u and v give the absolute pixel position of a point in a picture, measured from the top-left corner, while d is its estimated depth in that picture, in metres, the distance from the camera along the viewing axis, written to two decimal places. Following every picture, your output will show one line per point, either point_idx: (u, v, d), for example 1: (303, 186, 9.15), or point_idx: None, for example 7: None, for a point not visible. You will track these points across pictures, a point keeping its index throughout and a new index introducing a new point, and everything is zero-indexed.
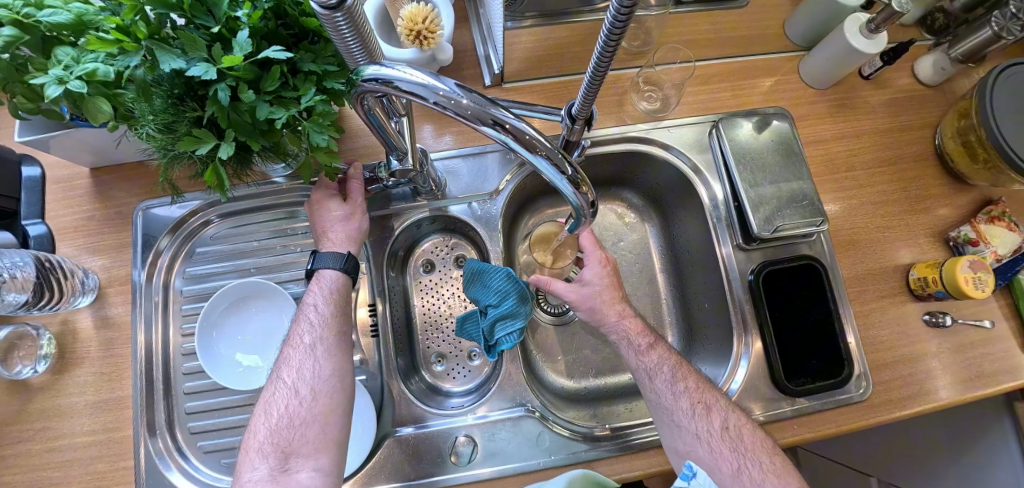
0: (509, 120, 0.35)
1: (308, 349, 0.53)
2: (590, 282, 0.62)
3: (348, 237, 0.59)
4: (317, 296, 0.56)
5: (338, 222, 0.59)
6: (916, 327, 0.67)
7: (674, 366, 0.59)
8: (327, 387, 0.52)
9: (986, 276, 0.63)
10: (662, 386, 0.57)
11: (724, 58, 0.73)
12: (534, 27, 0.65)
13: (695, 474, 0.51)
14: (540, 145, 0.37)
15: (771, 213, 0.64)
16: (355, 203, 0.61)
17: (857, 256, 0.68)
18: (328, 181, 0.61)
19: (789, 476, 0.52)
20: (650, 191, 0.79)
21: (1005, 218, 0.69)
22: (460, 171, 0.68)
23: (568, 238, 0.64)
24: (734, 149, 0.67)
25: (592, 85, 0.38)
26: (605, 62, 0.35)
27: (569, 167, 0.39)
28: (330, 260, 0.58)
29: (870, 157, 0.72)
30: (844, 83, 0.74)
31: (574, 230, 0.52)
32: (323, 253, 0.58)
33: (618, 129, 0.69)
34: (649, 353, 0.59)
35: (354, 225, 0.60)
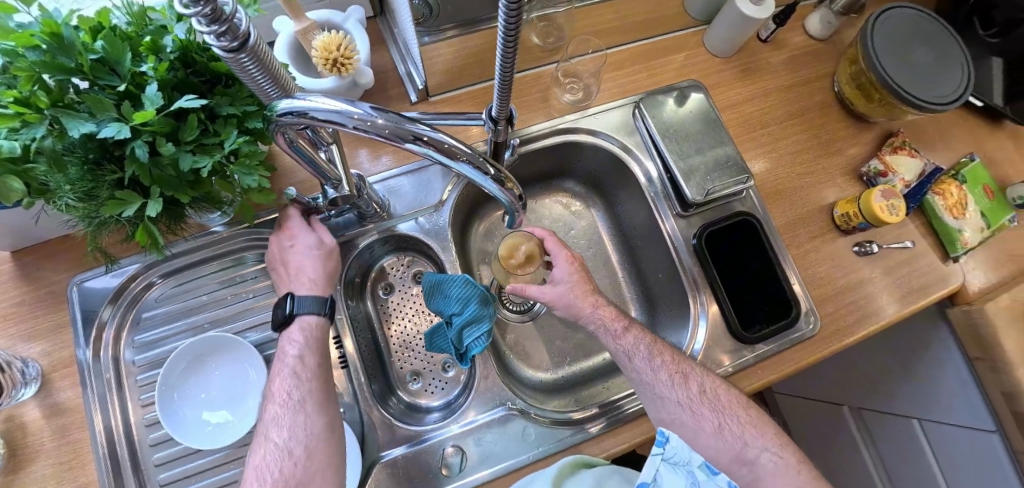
0: (425, 132, 0.36)
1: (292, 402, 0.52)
2: (562, 279, 0.64)
3: (319, 280, 0.59)
4: (298, 346, 0.55)
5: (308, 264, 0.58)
6: (849, 259, 0.72)
7: (648, 345, 0.61)
8: (320, 442, 0.51)
9: (898, 202, 0.69)
10: (641, 364, 0.59)
11: (633, 42, 0.76)
12: (452, 39, 0.70)
13: (667, 439, 0.56)
14: (461, 152, 0.38)
15: (703, 179, 0.68)
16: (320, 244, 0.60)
17: (786, 204, 0.73)
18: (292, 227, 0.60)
19: (764, 426, 0.57)
20: (589, 178, 0.82)
21: (906, 147, 0.77)
22: (402, 188, 0.69)
23: (529, 238, 0.66)
24: (658, 126, 0.71)
25: (506, 87, 0.39)
26: (510, 65, 0.36)
27: (491, 167, 0.41)
28: (309, 305, 0.57)
29: (781, 113, 0.78)
30: (745, 50, 0.80)
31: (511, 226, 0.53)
32: (302, 297, 0.56)
33: (547, 124, 0.71)
34: (624, 336, 0.62)
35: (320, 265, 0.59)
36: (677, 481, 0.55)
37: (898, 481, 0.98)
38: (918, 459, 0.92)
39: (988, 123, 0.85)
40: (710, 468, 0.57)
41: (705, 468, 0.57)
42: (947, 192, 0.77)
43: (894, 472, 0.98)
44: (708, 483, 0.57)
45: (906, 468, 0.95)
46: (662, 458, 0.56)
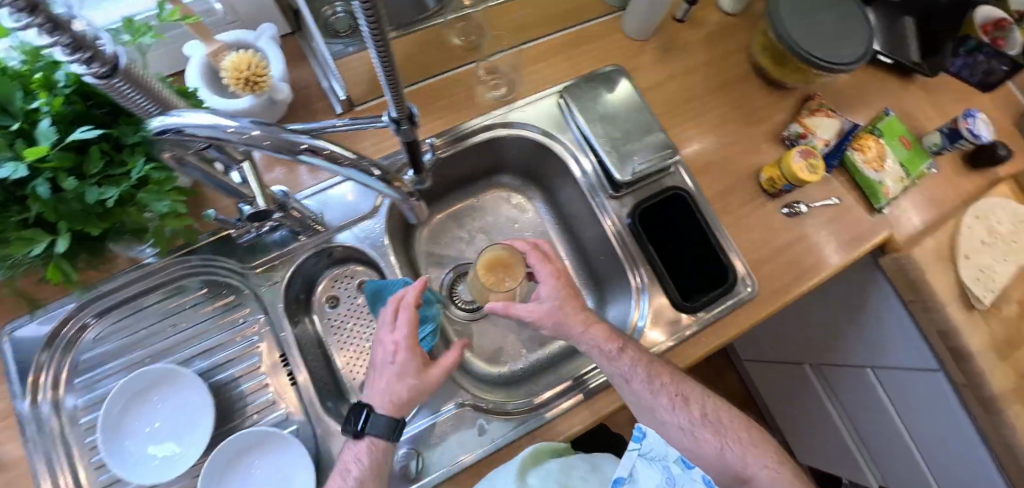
0: (307, 141, 0.37)
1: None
2: (548, 297, 0.64)
3: (395, 390, 0.55)
4: (357, 468, 0.52)
5: (388, 378, 0.55)
6: (780, 220, 0.75)
7: (648, 366, 0.61)
8: None
9: (817, 160, 0.71)
10: (640, 387, 0.59)
11: (552, 34, 0.78)
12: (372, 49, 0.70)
13: (643, 435, 0.64)
14: (344, 158, 0.41)
15: (630, 160, 0.70)
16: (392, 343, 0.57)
17: (716, 174, 0.76)
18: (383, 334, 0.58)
19: (764, 447, 0.62)
20: (526, 171, 0.83)
21: (823, 109, 0.80)
22: (334, 200, 0.68)
23: (514, 257, 0.67)
24: (582, 113, 0.73)
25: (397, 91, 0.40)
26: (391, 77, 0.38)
27: (376, 169, 0.46)
28: (380, 427, 0.54)
29: (703, 88, 0.80)
30: (663, 30, 0.82)
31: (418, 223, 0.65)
32: (374, 417, 0.54)
33: (476, 122, 0.72)
34: (620, 357, 0.60)
35: (397, 365, 0.56)
36: (653, 474, 0.63)
37: (863, 427, 1.03)
38: (877, 405, 0.97)
39: (899, 78, 0.89)
40: (684, 462, 0.65)
41: (680, 462, 0.65)
42: (865, 147, 0.80)
43: (858, 420, 1.04)
44: (683, 476, 0.64)
45: (869, 414, 1.00)
46: (639, 453, 0.64)
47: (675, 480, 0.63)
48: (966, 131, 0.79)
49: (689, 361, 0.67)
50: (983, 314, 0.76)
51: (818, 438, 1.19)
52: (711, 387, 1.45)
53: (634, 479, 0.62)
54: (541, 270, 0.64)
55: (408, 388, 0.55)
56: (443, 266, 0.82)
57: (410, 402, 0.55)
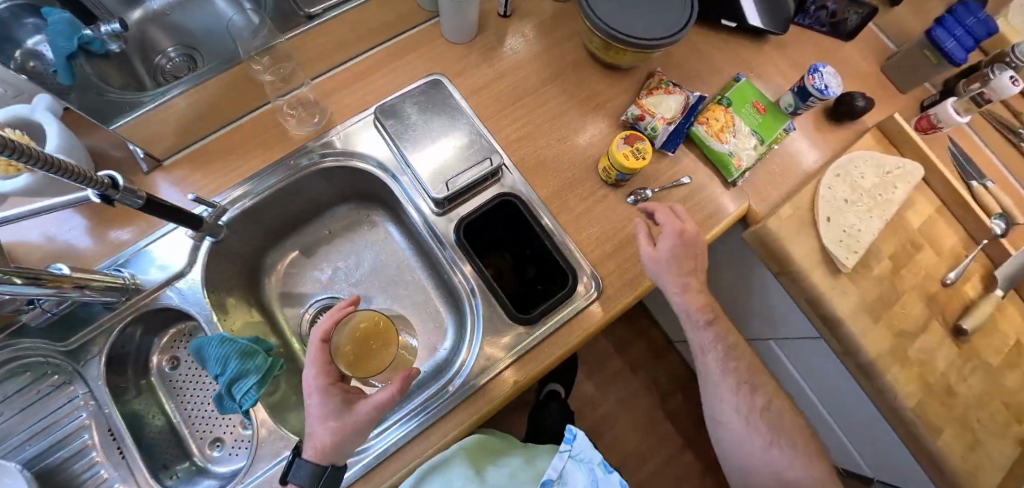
0: None
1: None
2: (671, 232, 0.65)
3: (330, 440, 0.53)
4: None
5: (319, 425, 0.54)
6: (624, 210, 0.72)
7: (725, 339, 0.68)
8: None
9: (643, 144, 0.68)
10: (713, 360, 0.67)
11: (366, 52, 0.75)
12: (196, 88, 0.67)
13: (575, 436, 0.62)
14: None
15: (449, 175, 0.68)
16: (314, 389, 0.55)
17: (552, 171, 0.72)
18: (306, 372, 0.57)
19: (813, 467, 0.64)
20: (372, 196, 0.81)
21: (661, 86, 0.76)
22: (141, 262, 0.65)
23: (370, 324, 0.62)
24: (395, 132, 0.69)
25: (80, 178, 0.39)
26: (47, 168, 0.37)
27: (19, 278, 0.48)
28: (305, 475, 0.53)
29: (536, 80, 0.76)
30: (488, 27, 0.78)
31: (149, 283, 0.64)
32: (299, 465, 0.53)
33: (291, 157, 0.70)
34: (708, 328, 0.67)
35: (318, 408, 0.54)
36: (581, 478, 0.61)
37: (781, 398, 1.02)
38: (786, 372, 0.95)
39: (752, 40, 0.85)
40: (608, 465, 0.63)
41: (604, 466, 0.62)
42: (711, 119, 0.76)
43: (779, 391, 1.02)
44: (606, 481, 0.62)
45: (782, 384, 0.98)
46: (570, 455, 0.62)
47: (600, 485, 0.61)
48: (812, 88, 0.74)
49: (531, 378, 0.63)
50: (850, 277, 0.72)
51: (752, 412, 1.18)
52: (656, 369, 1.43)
53: (563, 481, 0.60)
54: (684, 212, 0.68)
55: (330, 431, 0.53)
56: (301, 304, 0.80)
57: (337, 447, 0.53)
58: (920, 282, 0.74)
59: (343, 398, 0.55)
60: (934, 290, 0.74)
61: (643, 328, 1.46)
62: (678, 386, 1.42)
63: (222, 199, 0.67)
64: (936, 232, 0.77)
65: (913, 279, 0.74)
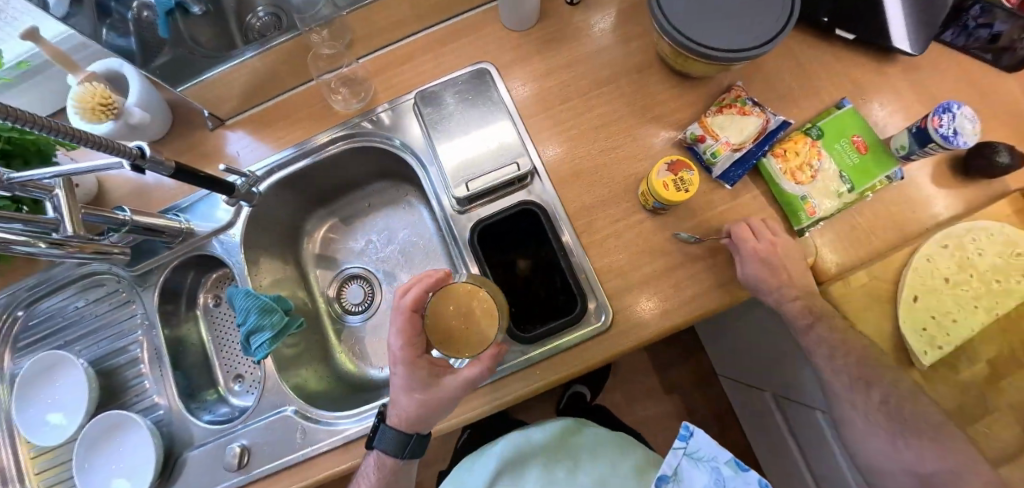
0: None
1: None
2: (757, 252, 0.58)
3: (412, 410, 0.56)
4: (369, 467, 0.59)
5: (404, 395, 0.56)
6: (660, 241, 0.63)
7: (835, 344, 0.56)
8: None
9: (691, 174, 0.59)
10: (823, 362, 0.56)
11: (422, 31, 0.73)
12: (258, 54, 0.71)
13: (690, 434, 0.64)
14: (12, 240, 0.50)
15: (475, 175, 0.65)
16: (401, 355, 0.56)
17: (587, 184, 0.66)
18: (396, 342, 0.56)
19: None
20: (410, 177, 0.80)
21: (737, 104, 0.64)
22: (195, 211, 0.72)
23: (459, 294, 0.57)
24: (431, 120, 0.67)
25: (104, 147, 0.45)
26: (73, 138, 0.43)
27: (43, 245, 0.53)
28: (386, 441, 0.57)
29: (591, 80, 0.69)
30: (551, 16, 0.71)
31: (202, 230, 0.72)
32: (382, 428, 0.57)
33: (331, 132, 0.71)
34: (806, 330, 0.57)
35: (403, 379, 0.56)
36: (701, 475, 0.61)
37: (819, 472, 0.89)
38: (828, 451, 0.82)
39: (874, 59, 0.69)
40: (739, 464, 0.62)
41: (733, 465, 0.62)
42: (790, 152, 0.64)
43: (818, 466, 0.89)
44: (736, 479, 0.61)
45: (824, 460, 0.85)
46: (685, 451, 0.63)
47: (727, 483, 0.61)
48: (936, 132, 0.58)
49: (513, 398, 0.61)
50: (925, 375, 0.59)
51: (784, 473, 1.05)
52: (695, 398, 1.29)
53: (680, 478, 0.62)
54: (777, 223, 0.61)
55: (414, 404, 0.55)
56: (333, 269, 0.84)
57: (419, 418, 0.56)
58: None
59: (429, 372, 0.56)
60: None
61: (690, 349, 1.31)
62: (713, 418, 1.28)
63: (253, 168, 0.71)
64: None
65: (1018, 394, 0.58)
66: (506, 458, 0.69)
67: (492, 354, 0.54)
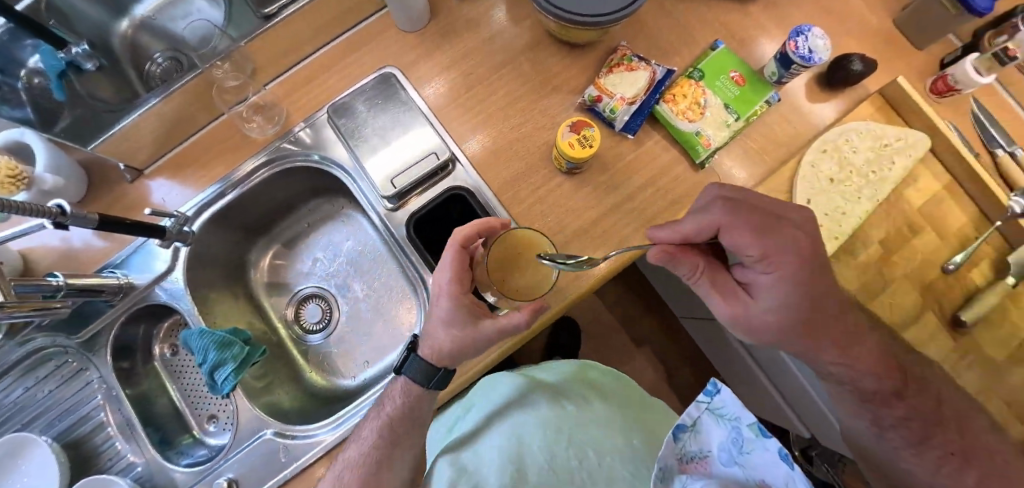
0: None
1: (380, 419, 0.59)
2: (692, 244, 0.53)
3: (454, 342, 0.56)
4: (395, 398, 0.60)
5: (442, 329, 0.57)
6: (581, 199, 0.68)
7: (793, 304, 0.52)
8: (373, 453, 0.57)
9: (593, 130, 0.63)
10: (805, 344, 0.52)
11: (323, 48, 0.75)
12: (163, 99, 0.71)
13: (716, 391, 0.55)
14: None
15: (399, 171, 0.69)
16: (449, 290, 0.56)
17: (505, 161, 0.70)
18: (444, 276, 0.57)
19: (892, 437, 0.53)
20: (343, 189, 0.82)
21: (623, 62, 0.70)
22: (131, 264, 0.72)
23: (517, 242, 0.57)
24: (347, 128, 0.70)
25: (26, 210, 0.46)
26: None
27: None
28: (417, 373, 0.59)
29: (489, 66, 0.73)
30: (442, 12, 0.75)
31: (143, 280, 0.72)
32: (416, 361, 0.59)
33: (252, 161, 0.73)
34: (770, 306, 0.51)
35: (445, 313, 0.56)
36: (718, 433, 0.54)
37: (779, 379, 0.97)
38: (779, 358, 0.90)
39: (735, 0, 0.76)
40: (764, 429, 0.52)
41: (758, 428, 0.52)
42: (678, 96, 0.70)
43: (777, 376, 0.96)
44: (756, 443, 0.52)
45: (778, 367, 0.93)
46: (707, 407, 0.55)
47: (744, 446, 0.52)
48: (794, 55, 0.65)
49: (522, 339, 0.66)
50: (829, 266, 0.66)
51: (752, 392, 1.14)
52: (664, 345, 1.36)
53: (698, 430, 0.55)
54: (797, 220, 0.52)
55: (452, 338, 0.56)
56: (287, 294, 0.86)
57: (453, 354, 0.57)
58: (916, 268, 0.67)
59: (471, 309, 0.56)
60: (932, 278, 0.67)
61: (650, 301, 1.38)
62: (684, 361, 1.36)
63: (183, 208, 0.72)
64: (941, 212, 0.68)
65: (907, 265, 0.67)
66: (515, 387, 0.70)
67: (534, 305, 0.56)
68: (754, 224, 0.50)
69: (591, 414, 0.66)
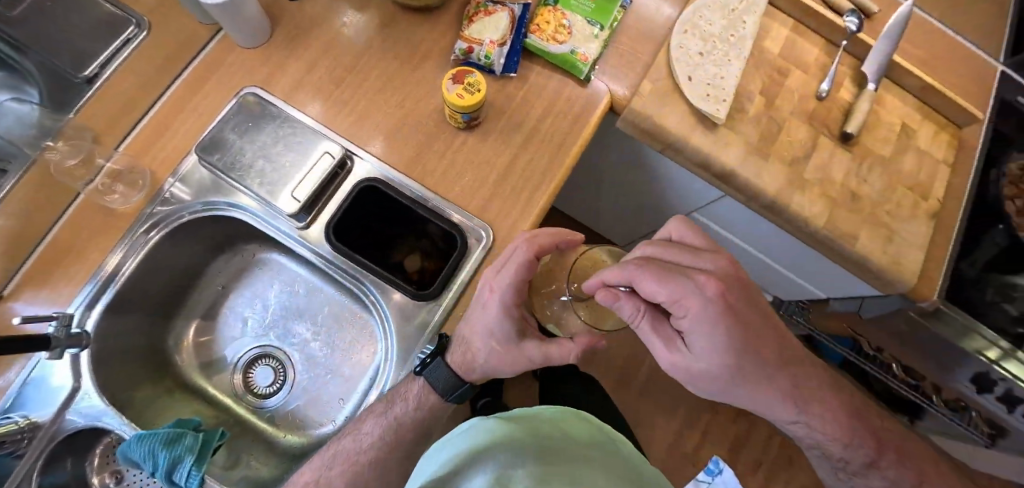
0: None
1: (385, 418, 0.60)
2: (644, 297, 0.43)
3: (496, 355, 0.53)
4: (408, 404, 0.59)
5: (482, 339, 0.53)
6: (490, 146, 0.68)
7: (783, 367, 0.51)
8: (372, 458, 0.60)
9: (474, 76, 0.62)
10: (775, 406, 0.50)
11: (168, 91, 0.68)
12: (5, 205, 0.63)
13: None
14: None
15: (297, 184, 0.64)
16: (504, 297, 0.50)
17: (403, 139, 0.68)
18: (501, 278, 0.50)
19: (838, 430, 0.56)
20: (247, 234, 0.75)
21: (480, 8, 0.70)
22: (26, 403, 0.60)
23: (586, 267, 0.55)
24: (224, 162, 0.64)
25: None
26: None
27: None
28: (437, 380, 0.58)
29: (352, 54, 0.70)
30: (282, 18, 0.71)
31: (46, 415, 0.60)
32: (433, 368, 0.58)
33: (127, 237, 0.64)
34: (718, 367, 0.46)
35: (496, 324, 0.51)
36: None
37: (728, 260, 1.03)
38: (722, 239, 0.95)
39: None
40: None
41: None
42: (542, 24, 0.71)
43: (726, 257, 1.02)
44: None
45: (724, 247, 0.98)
46: None
47: None
48: None
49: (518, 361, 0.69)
50: (728, 127, 0.70)
51: None
52: None
53: None
54: (720, 257, 0.46)
55: (492, 350, 0.53)
56: (227, 368, 0.77)
57: (484, 368, 0.56)
58: (797, 105, 0.73)
59: (518, 326, 0.52)
60: (812, 108, 0.73)
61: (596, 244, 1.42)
62: None
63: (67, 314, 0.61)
64: (797, 51, 0.76)
65: (789, 105, 0.73)
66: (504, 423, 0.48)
67: (590, 340, 0.50)
68: (673, 266, 0.44)
69: (595, 466, 0.47)
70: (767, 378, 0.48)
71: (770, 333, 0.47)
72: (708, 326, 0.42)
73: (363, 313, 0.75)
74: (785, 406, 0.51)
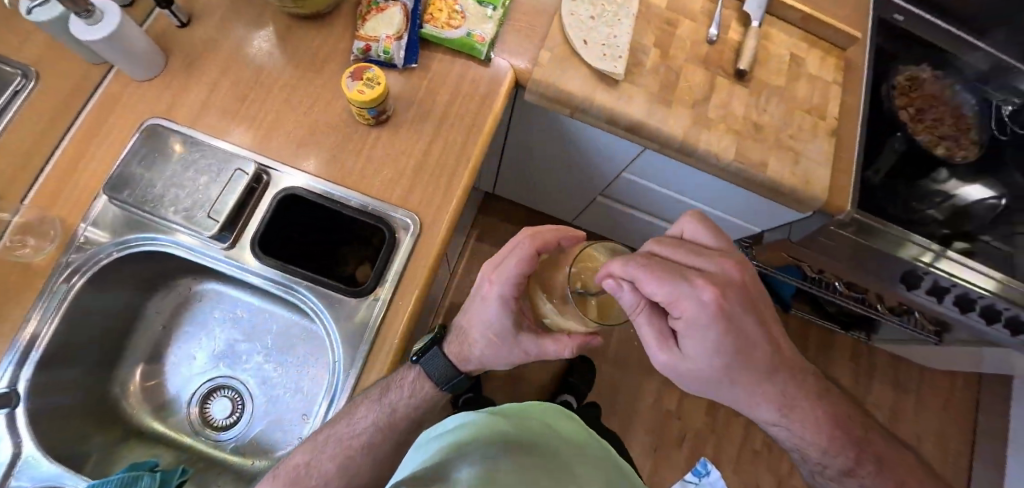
0: None
1: (378, 405, 0.56)
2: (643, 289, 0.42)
3: (492, 349, 0.53)
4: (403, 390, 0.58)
5: (480, 331, 0.53)
6: (404, 138, 0.69)
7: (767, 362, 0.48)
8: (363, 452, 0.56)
9: (372, 70, 0.63)
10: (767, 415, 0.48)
11: (68, 135, 0.67)
12: None
13: None
14: None
15: (212, 204, 0.63)
16: (502, 290, 0.48)
17: (316, 145, 0.68)
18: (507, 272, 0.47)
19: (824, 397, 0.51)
20: (179, 268, 0.74)
21: (372, 7, 0.72)
22: None
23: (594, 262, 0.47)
24: (136, 196, 0.64)
25: None
26: None
27: None
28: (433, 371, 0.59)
29: (252, 70, 0.71)
30: (175, 46, 0.71)
31: None
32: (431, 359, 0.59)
33: (47, 287, 0.62)
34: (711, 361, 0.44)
35: (497, 315, 0.50)
36: None
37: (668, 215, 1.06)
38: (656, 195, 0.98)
39: None
40: None
41: None
42: (435, 13, 0.73)
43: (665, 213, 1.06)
44: None
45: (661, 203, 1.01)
46: None
47: None
48: None
49: None
50: (629, 81, 0.73)
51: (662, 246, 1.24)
52: None
53: None
54: (727, 260, 0.43)
55: (488, 341, 0.52)
56: (181, 405, 0.77)
57: (484, 362, 0.55)
58: (690, 51, 0.77)
59: (519, 316, 0.50)
60: (705, 52, 0.77)
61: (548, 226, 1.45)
62: None
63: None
64: (683, 2, 0.80)
65: (683, 52, 0.77)
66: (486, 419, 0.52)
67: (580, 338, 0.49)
68: (675, 266, 0.42)
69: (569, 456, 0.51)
70: (761, 381, 0.45)
71: (767, 340, 0.45)
72: (704, 330, 0.41)
73: (310, 325, 0.74)
74: (769, 414, 0.48)
